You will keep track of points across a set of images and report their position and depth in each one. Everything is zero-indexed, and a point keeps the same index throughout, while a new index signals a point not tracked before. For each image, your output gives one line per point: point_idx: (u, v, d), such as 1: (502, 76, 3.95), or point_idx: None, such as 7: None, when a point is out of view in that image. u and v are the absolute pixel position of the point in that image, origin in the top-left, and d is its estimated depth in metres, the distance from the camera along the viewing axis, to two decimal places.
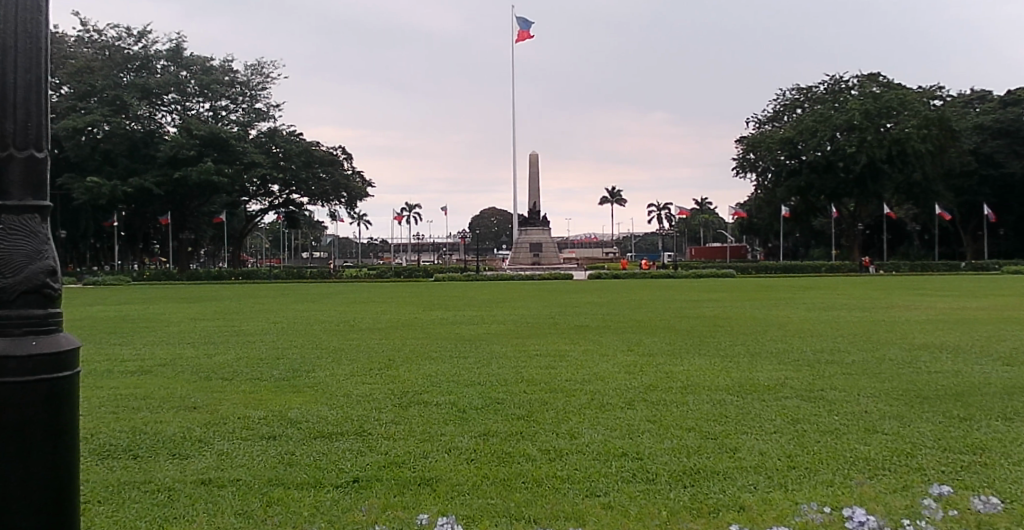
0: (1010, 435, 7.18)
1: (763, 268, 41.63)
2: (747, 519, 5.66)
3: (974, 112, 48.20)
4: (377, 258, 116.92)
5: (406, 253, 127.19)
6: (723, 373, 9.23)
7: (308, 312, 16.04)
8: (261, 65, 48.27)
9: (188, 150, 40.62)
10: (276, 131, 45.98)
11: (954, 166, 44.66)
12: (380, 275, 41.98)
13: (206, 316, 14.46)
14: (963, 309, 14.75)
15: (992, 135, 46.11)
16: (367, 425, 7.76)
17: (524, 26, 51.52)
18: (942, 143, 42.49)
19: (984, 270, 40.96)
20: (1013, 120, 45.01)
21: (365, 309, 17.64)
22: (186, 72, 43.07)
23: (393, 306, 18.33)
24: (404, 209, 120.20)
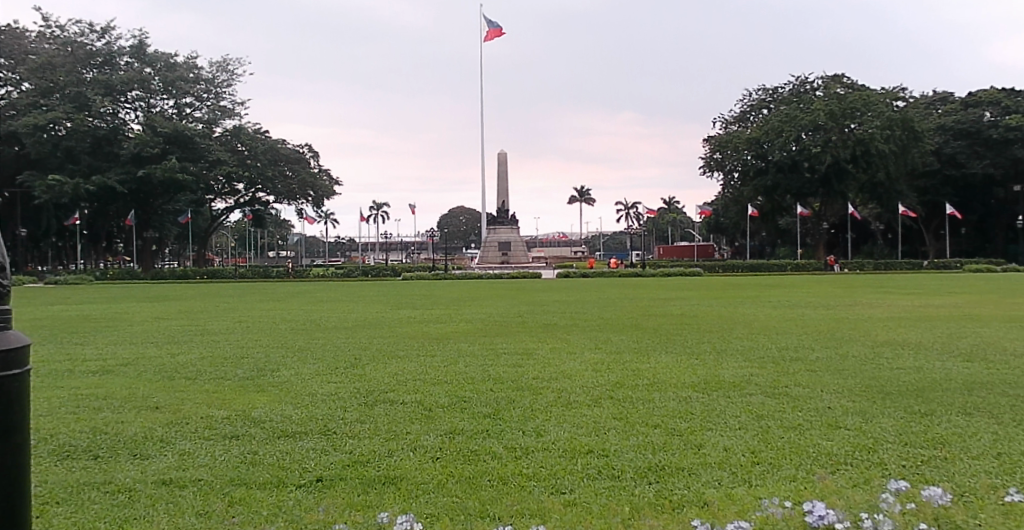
0: (970, 429, 7.28)
1: (730, 266, 41.92)
2: (709, 514, 5.69)
3: (937, 114, 49.03)
4: (346, 258, 116.15)
5: (374, 253, 126.57)
6: (689, 370, 9.28)
7: (265, 309, 15.76)
8: (226, 62, 47.88)
9: (152, 147, 40.16)
10: (241, 128, 45.61)
11: (917, 166, 45.20)
12: (346, 274, 41.78)
13: (168, 315, 14.20)
14: (927, 304, 14.92)
15: (954, 135, 46.83)
16: (332, 424, 7.69)
17: (494, 25, 51.40)
18: (905, 143, 43.07)
19: (946, 269, 41.56)
20: (974, 121, 45.83)
21: (320, 304, 17.41)
22: (150, 68, 42.63)
23: (351, 301, 18.21)
24: (372, 209, 119.34)
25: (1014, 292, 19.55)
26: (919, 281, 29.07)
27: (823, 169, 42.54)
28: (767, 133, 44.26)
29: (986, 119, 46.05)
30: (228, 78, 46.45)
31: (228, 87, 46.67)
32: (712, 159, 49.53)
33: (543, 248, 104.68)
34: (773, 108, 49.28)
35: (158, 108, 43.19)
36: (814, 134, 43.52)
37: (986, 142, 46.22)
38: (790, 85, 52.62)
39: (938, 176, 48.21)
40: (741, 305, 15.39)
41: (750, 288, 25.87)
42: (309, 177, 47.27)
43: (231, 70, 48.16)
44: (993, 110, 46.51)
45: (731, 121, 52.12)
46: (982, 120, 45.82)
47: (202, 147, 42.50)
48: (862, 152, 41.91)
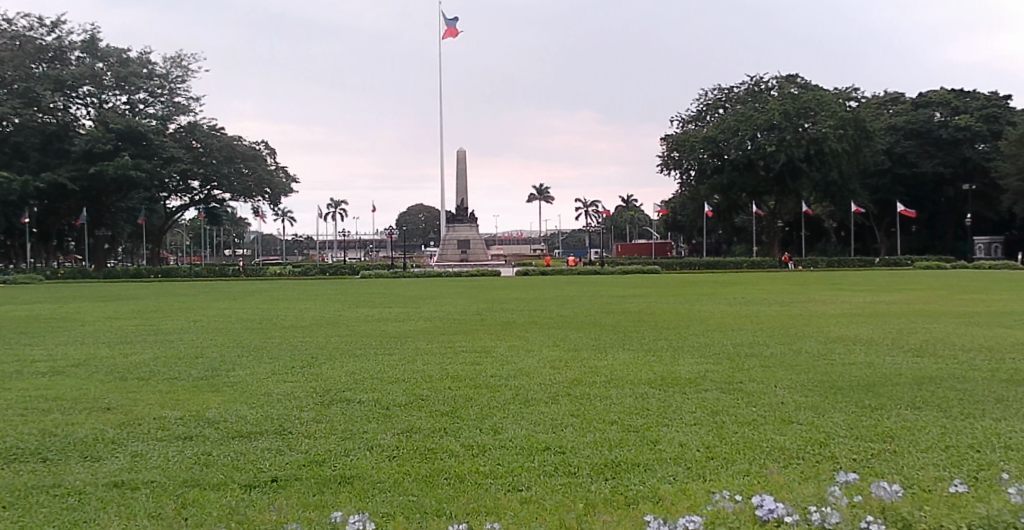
0: (918, 423, 7.45)
1: (687, 263, 42.23)
2: (662, 509, 5.76)
3: (888, 114, 50.09)
4: (304, 256, 114.67)
5: (332, 250, 125.42)
6: (646, 367, 9.36)
7: (212, 308, 15.51)
8: (181, 57, 47.11)
9: (104, 144, 39.51)
10: (196, 125, 44.96)
11: (868, 165, 45.96)
12: (303, 272, 41.36)
13: (118, 315, 13.98)
14: (877, 300, 15.22)
15: (905, 135, 47.86)
16: (288, 424, 7.63)
17: (452, 23, 51.20)
18: (857, 142, 43.80)
19: (897, 266, 42.36)
20: (924, 122, 47.04)
21: (270, 303, 17.17)
22: (102, 63, 41.77)
23: (302, 300, 18.01)
24: (330, 206, 118.16)
25: (957, 288, 20.01)
26: (871, 278, 29.59)
27: (777, 167, 43.06)
28: (723, 133, 44.75)
29: (936, 119, 47.40)
30: (182, 74, 45.71)
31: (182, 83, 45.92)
32: (670, 157, 49.94)
33: (503, 246, 104.42)
34: (728, 108, 49.80)
35: (110, 104, 42.38)
36: (769, 133, 44.04)
37: (936, 142, 47.43)
38: (744, 84, 53.06)
39: (888, 176, 49.04)
40: (697, 301, 15.58)
41: (707, 284, 26.12)
42: (266, 174, 46.78)
43: (186, 65, 47.36)
44: (942, 111, 47.96)
45: (688, 120, 52.54)
46: (932, 120, 47.08)
47: (156, 143, 41.78)
48: (816, 151, 42.57)
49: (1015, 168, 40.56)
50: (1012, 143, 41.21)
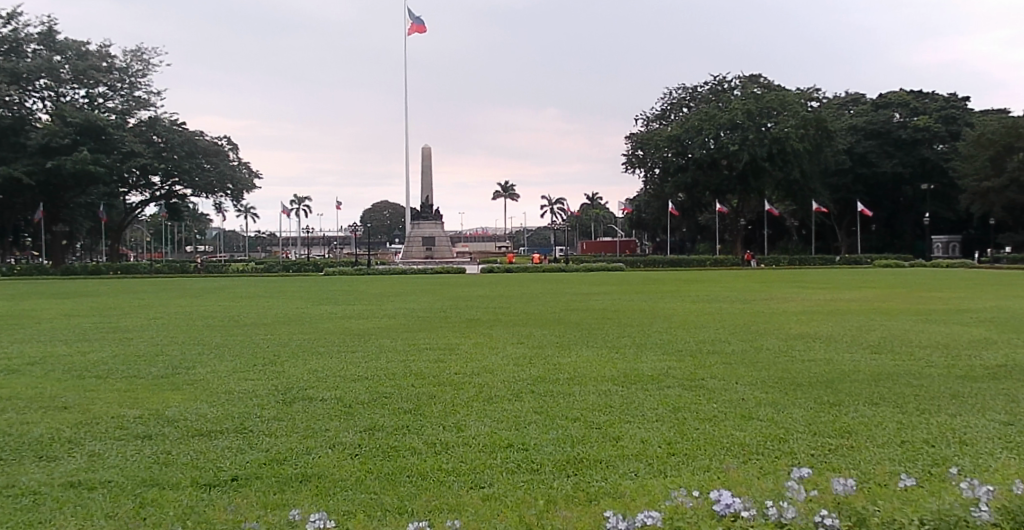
0: (875, 419, 7.59)
1: (651, 261, 42.50)
2: (621, 505, 5.79)
3: (849, 115, 51.07)
4: (266, 253, 113.33)
5: (296, 247, 124.11)
6: (609, 364, 9.40)
7: (170, 306, 15.30)
8: (142, 50, 46.41)
9: (62, 138, 38.87)
10: (157, 119, 44.32)
11: (829, 165, 46.66)
12: (267, 268, 40.96)
13: (73, 313, 13.74)
14: (838, 299, 15.42)
15: (865, 136, 48.88)
16: (248, 422, 7.57)
17: (419, 20, 50.95)
18: (818, 142, 44.35)
19: (857, 264, 43.06)
20: (884, 122, 47.97)
21: (230, 301, 16.97)
22: (59, 56, 41.00)
23: (262, 298, 17.88)
24: (294, 203, 116.87)
25: (914, 286, 20.37)
26: (833, 276, 29.98)
27: (740, 166, 43.44)
28: (687, 131, 45.07)
29: (896, 120, 48.55)
30: (143, 67, 45.03)
31: (143, 77, 45.26)
32: (635, 155, 50.15)
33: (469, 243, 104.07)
34: (692, 107, 50.12)
35: (68, 98, 41.65)
36: (732, 132, 44.48)
37: (895, 142, 48.36)
38: (708, 83, 53.43)
39: (849, 175, 49.84)
40: (660, 299, 15.70)
41: (671, 282, 26.32)
42: (228, 169, 46.36)
43: (146, 58, 46.66)
44: (901, 112, 49.02)
45: (652, 118, 52.75)
46: (891, 121, 48.10)
47: (116, 138, 41.14)
48: (778, 150, 43.02)
49: (972, 169, 41.64)
50: (970, 144, 42.31)
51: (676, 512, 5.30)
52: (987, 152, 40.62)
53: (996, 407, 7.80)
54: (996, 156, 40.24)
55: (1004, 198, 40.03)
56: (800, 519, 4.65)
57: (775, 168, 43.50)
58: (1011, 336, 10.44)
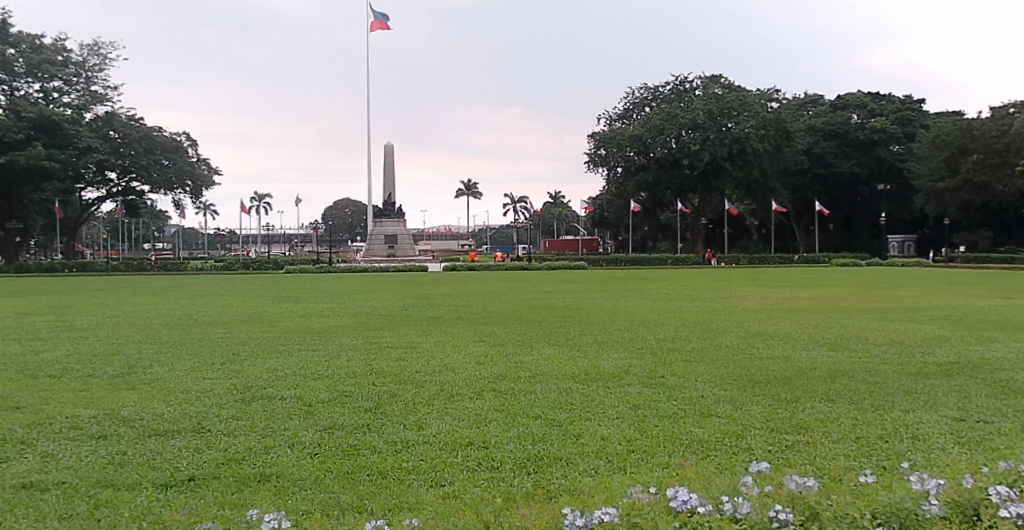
0: (831, 415, 7.72)
1: (614, 260, 42.77)
2: (580, 502, 5.82)
3: (808, 116, 51.94)
4: (225, 250, 111.66)
5: (256, 244, 122.57)
6: (570, 361, 9.46)
7: (122, 303, 15.06)
8: (98, 44, 45.57)
9: (15, 133, 38.09)
10: (115, 114, 43.60)
11: (789, 165, 47.36)
12: (226, 266, 40.52)
13: (22, 311, 13.45)
14: (797, 297, 15.64)
15: (823, 137, 49.65)
16: (206, 422, 7.48)
17: (382, 17, 50.59)
18: (778, 143, 44.99)
19: (815, 263, 43.77)
20: (842, 123, 48.79)
21: (186, 298, 16.73)
22: (13, 49, 40.12)
23: (215, 296, 17.65)
24: (255, 200, 115.47)
25: (870, 285, 20.76)
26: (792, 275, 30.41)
27: (702, 166, 43.84)
28: (649, 131, 45.30)
29: (854, 121, 49.03)
30: (100, 61, 44.24)
31: (100, 71, 44.47)
32: (597, 154, 49.91)
33: (431, 241, 103.77)
34: (654, 108, 50.14)
35: (22, 92, 40.80)
36: (694, 132, 44.85)
37: (853, 143, 49.11)
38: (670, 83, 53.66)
39: (808, 175, 50.54)
40: (622, 297, 15.83)
41: (633, 280, 26.56)
42: (187, 166, 45.97)
43: (103, 52, 45.82)
44: (859, 113, 49.89)
45: (614, 118, 52.61)
46: (849, 122, 48.88)
47: (71, 133, 40.42)
48: (738, 151, 43.48)
49: (927, 170, 42.61)
50: (925, 146, 43.24)
51: (635, 508, 5.35)
52: (942, 154, 41.59)
53: (948, 402, 7.99)
54: (951, 158, 41.22)
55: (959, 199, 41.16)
56: (755, 514, 4.57)
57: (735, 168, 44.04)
58: (962, 333, 10.72)
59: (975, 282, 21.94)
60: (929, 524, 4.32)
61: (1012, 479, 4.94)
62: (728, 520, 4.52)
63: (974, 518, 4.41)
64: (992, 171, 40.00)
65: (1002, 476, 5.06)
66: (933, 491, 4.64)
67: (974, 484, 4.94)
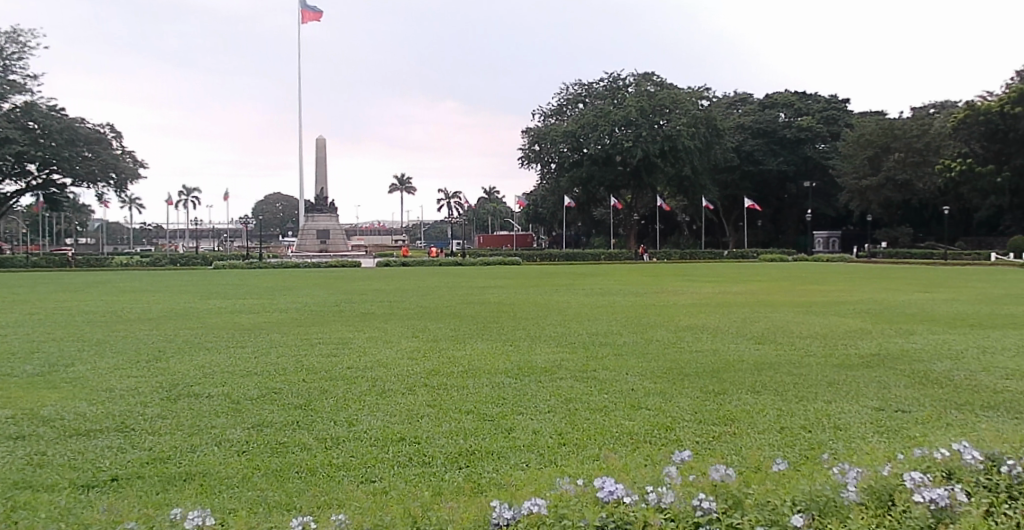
0: (757, 406, 7.93)
1: (547, 255, 43.06)
2: (508, 494, 5.87)
3: (738, 114, 53.03)
4: (151, 246, 108.19)
5: (183, 238, 119.17)
6: (503, 356, 9.53)
7: (35, 301, 14.54)
8: (17, 31, 43.79)
9: None
10: (34, 105, 42.02)
11: (719, 162, 48.28)
12: (152, 262, 39.54)
13: None
14: (727, 291, 15.98)
15: (752, 134, 50.68)
16: (130, 421, 7.32)
17: (314, 8, 49.72)
18: (708, 140, 46.02)
19: (744, 259, 44.79)
20: (769, 122, 50.09)
21: (104, 295, 16.23)
22: None
23: (137, 292, 17.26)
24: (183, 193, 112.19)
25: (794, 279, 21.36)
26: (721, 270, 31.02)
27: (634, 162, 44.36)
28: (583, 127, 45.58)
29: (781, 120, 50.68)
30: (18, 50, 42.51)
31: (18, 60, 42.74)
32: (532, 150, 49.88)
33: (364, 237, 102.46)
34: (588, 104, 50.15)
35: None
36: (626, 129, 45.32)
37: (780, 142, 50.36)
38: (602, 80, 54.07)
39: (738, 172, 51.48)
40: (553, 292, 15.96)
41: (565, 275, 26.76)
42: (112, 158, 44.63)
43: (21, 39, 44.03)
44: (786, 112, 51.27)
45: (548, 114, 52.48)
46: (776, 121, 50.27)
47: None
48: (670, 148, 44.20)
49: (851, 168, 43.88)
50: (848, 145, 44.47)
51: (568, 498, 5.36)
52: (865, 153, 42.99)
53: (869, 393, 8.28)
54: (874, 156, 42.66)
55: (880, 196, 42.32)
56: (678, 503, 4.45)
57: (667, 165, 44.85)
58: (882, 326, 11.12)
59: (893, 278, 22.86)
60: (847, 511, 4.36)
61: (924, 464, 5.09)
62: (652, 509, 4.40)
63: (889, 503, 4.48)
64: (912, 170, 42.07)
65: (916, 462, 5.21)
66: (851, 479, 4.72)
67: (890, 469, 5.07)
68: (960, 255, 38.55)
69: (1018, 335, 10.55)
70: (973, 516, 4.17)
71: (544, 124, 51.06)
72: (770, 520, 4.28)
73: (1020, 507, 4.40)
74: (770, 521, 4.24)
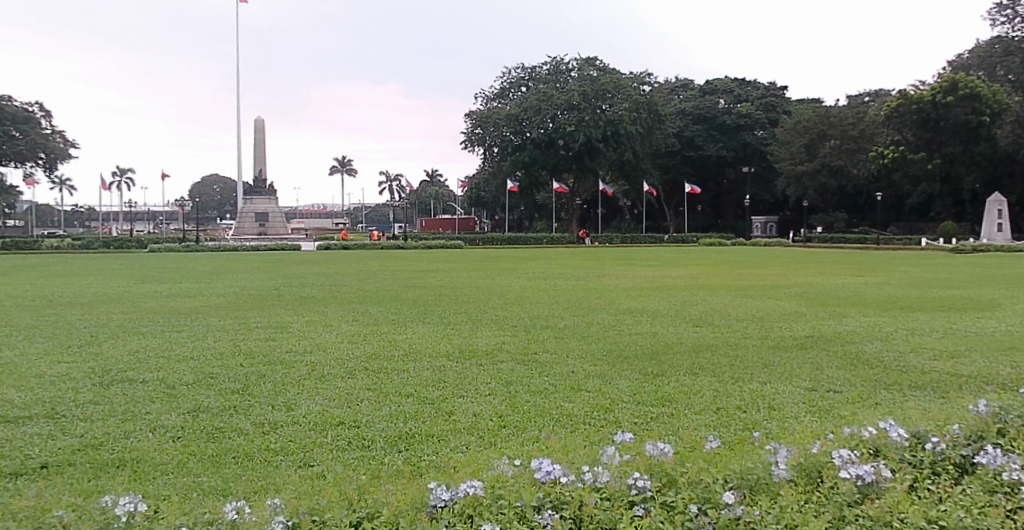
0: (694, 388, 8.10)
1: (489, 239, 43.08)
2: (446, 476, 5.90)
3: (679, 99, 53.69)
4: (82, 229, 104.58)
5: (115, 223, 115.42)
6: (445, 339, 9.57)
7: None
8: None
9: None
10: None
11: (660, 147, 48.84)
12: (84, 245, 38.50)
13: None
14: (666, 274, 16.23)
15: (692, 120, 51.37)
16: (61, 408, 7.15)
17: None
18: (649, 125, 46.61)
19: (683, 243, 45.55)
20: (709, 108, 50.79)
21: (24, 279, 15.70)
22: None
23: (62, 275, 16.80)
24: (115, 175, 108.73)
25: (729, 264, 21.73)
26: (659, 253, 31.39)
27: (576, 147, 44.58)
28: (526, 111, 45.60)
29: (720, 106, 51.43)
30: None
31: None
32: (473, 134, 49.59)
33: (304, 220, 100.84)
34: (531, 87, 50.07)
35: None
36: (569, 113, 45.54)
37: (719, 127, 51.18)
38: (545, 64, 54.01)
39: (678, 157, 52.08)
40: (494, 276, 16.00)
41: (507, 259, 26.76)
42: (41, 138, 43.19)
43: None
44: (726, 98, 52.09)
45: (490, 97, 52.20)
46: (716, 107, 51.03)
47: None
48: (612, 132, 44.63)
49: (788, 154, 44.69)
50: (786, 131, 45.43)
51: (506, 479, 5.36)
52: (802, 139, 43.90)
53: (802, 374, 8.52)
54: (810, 143, 43.61)
55: (817, 182, 43.18)
56: (614, 482, 4.45)
57: (609, 150, 45.24)
58: (816, 309, 11.43)
59: (824, 262, 23.40)
60: (777, 488, 4.47)
61: (853, 442, 5.27)
62: (587, 489, 4.39)
63: (818, 480, 4.62)
64: (847, 156, 43.14)
65: (845, 440, 5.38)
66: (781, 458, 4.83)
67: (820, 448, 5.23)
68: (892, 240, 39.70)
69: (944, 317, 10.96)
70: (896, 491, 4.30)
71: (486, 108, 50.80)
72: (705, 497, 4.31)
73: (941, 481, 4.53)
74: (704, 498, 4.29)
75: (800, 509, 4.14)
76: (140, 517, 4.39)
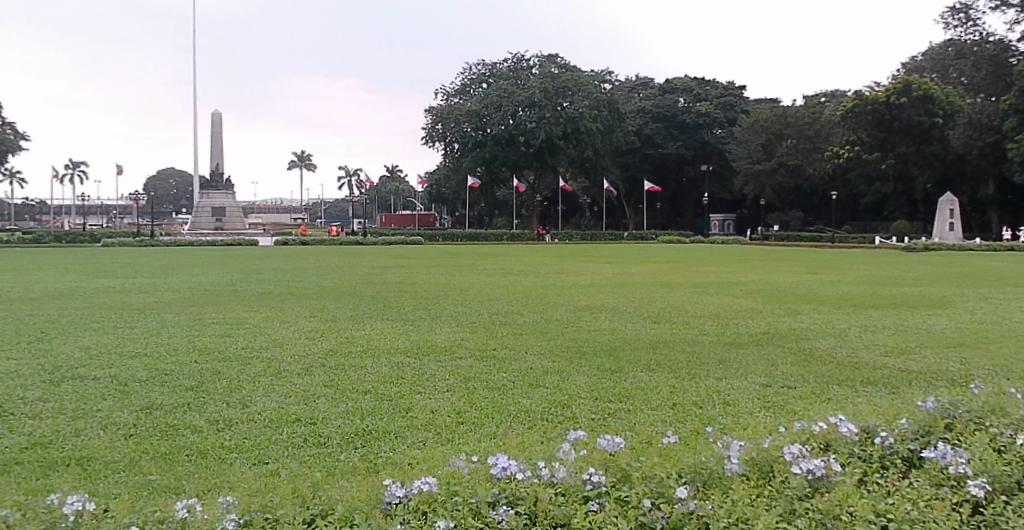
0: (651, 384, 8.19)
1: (449, 234, 43.02)
2: (401, 472, 5.92)
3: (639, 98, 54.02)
4: (33, 222, 101.91)
5: (67, 216, 112.64)
6: (403, 335, 9.57)
7: None
8: None
9: None
10: None
11: (620, 144, 49.17)
12: (35, 239, 37.56)
13: None
14: (625, 271, 16.34)
15: (652, 118, 51.73)
16: (8, 405, 7.01)
17: None
18: (610, 123, 46.89)
19: (643, 240, 45.91)
20: (669, 106, 51.21)
21: None
22: None
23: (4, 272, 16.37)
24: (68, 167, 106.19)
25: (685, 262, 21.93)
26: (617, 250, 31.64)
27: (537, 144, 44.69)
28: (487, 107, 45.58)
29: (680, 104, 51.84)
30: None
31: None
32: (434, 130, 49.43)
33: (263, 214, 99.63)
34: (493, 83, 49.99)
35: None
36: (530, 110, 45.64)
37: (679, 126, 51.63)
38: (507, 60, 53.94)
39: (638, 154, 52.45)
40: (454, 272, 15.98)
41: (466, 255, 26.72)
42: None
43: None
44: (686, 97, 52.52)
45: (452, 92, 52.04)
46: (676, 106, 51.47)
47: None
48: (573, 129, 44.81)
49: (745, 153, 45.19)
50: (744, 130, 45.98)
51: (459, 476, 5.37)
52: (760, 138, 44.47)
53: (757, 370, 8.67)
54: (768, 142, 44.20)
55: (774, 181, 43.93)
56: (569, 478, 4.50)
57: (570, 147, 45.44)
58: (773, 306, 11.62)
59: (779, 260, 23.71)
60: (729, 481, 4.55)
61: (804, 436, 5.38)
62: (542, 484, 4.43)
63: (770, 474, 4.70)
64: (803, 155, 43.84)
65: (797, 434, 5.49)
66: (733, 453, 4.92)
67: (773, 442, 5.34)
68: (846, 238, 40.38)
69: (896, 314, 11.21)
70: (845, 485, 4.40)
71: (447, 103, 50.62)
72: (657, 492, 4.35)
73: (889, 475, 4.65)
74: (657, 493, 4.33)
75: (751, 504, 4.20)
76: (88, 516, 4.31)
